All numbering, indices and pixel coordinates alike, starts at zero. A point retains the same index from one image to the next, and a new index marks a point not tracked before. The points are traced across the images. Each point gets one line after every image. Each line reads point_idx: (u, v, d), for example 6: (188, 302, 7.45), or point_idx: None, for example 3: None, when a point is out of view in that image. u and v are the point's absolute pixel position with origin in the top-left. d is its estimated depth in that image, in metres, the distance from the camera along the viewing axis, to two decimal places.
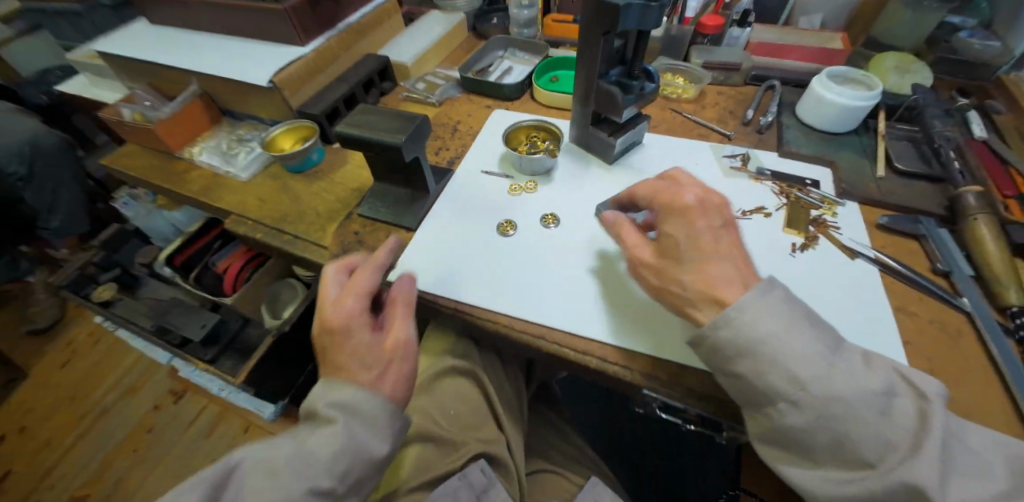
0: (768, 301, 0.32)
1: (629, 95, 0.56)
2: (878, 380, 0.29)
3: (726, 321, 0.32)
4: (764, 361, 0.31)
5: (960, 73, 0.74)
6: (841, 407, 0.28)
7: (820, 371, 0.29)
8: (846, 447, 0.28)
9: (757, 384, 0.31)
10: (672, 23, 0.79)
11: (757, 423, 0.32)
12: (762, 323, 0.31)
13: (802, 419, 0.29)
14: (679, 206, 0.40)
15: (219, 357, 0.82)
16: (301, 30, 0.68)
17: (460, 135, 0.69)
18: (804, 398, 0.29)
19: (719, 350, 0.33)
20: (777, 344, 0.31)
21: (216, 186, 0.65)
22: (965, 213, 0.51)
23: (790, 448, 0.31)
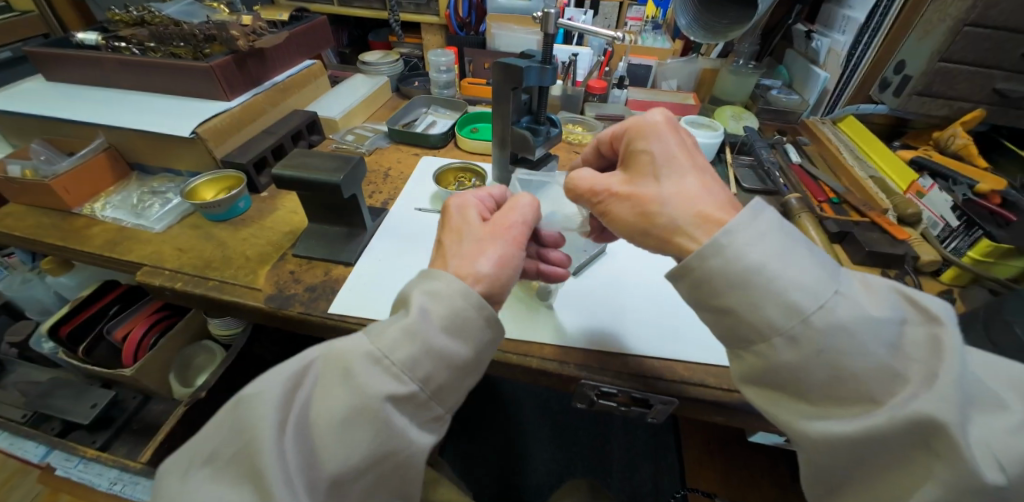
0: (761, 229, 0.31)
1: (539, 137, 0.66)
2: (884, 310, 0.28)
3: (716, 250, 0.31)
4: (759, 291, 0.29)
5: (777, 119, 0.99)
6: (844, 337, 0.27)
7: (822, 300, 0.28)
8: (846, 383, 0.27)
9: (752, 319, 0.30)
10: (567, 86, 0.97)
11: (745, 363, 0.32)
12: (753, 250, 0.30)
13: (799, 353, 0.28)
14: (652, 125, 0.41)
15: (112, 441, 0.72)
16: (225, 85, 0.71)
17: (392, 179, 0.75)
18: (801, 330, 0.28)
19: (708, 283, 0.32)
20: (773, 272, 0.29)
21: (121, 238, 0.62)
22: (793, 213, 0.68)
23: (786, 388, 0.30)
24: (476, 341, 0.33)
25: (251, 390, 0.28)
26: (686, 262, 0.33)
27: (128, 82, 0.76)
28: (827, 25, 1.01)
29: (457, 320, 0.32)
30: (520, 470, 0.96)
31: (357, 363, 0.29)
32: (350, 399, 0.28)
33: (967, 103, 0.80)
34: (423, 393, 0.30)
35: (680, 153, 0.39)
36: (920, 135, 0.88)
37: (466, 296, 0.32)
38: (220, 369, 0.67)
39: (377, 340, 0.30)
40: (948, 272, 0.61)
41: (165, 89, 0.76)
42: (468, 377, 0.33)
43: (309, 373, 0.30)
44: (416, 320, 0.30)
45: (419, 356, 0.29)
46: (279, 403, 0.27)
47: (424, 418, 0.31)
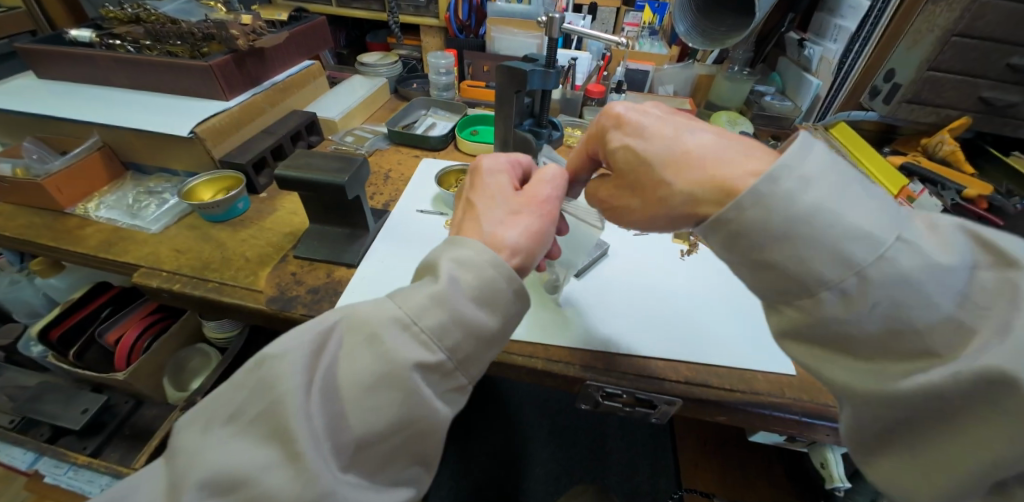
0: (813, 176, 0.27)
1: (541, 140, 0.67)
2: (950, 256, 0.25)
3: (755, 200, 0.28)
4: (811, 241, 0.26)
5: (771, 125, 1.02)
6: (908, 289, 0.25)
7: (879, 249, 0.25)
8: (903, 335, 0.25)
9: (800, 272, 0.27)
10: (566, 90, 0.98)
11: (785, 318, 0.30)
12: (807, 196, 0.27)
13: (854, 307, 0.26)
14: (614, 116, 0.38)
15: (103, 448, 0.70)
16: (224, 85, 0.70)
17: (393, 180, 0.74)
18: (856, 284, 0.25)
19: (748, 236, 0.29)
20: (828, 220, 0.26)
21: (117, 239, 0.61)
22: None
23: (832, 343, 0.28)
24: (505, 311, 0.32)
25: (274, 352, 0.28)
26: (716, 219, 0.30)
27: (123, 80, 0.75)
28: (818, 33, 1.03)
29: (488, 289, 0.31)
30: (518, 472, 0.96)
31: (384, 330, 0.28)
32: (383, 360, 0.27)
33: (954, 110, 0.83)
34: (450, 362, 0.29)
35: (661, 125, 0.36)
36: (908, 141, 0.92)
37: (494, 266, 0.31)
38: (217, 372, 0.66)
39: (404, 306, 0.29)
40: None
41: (161, 88, 0.74)
42: (492, 349, 0.32)
43: (331, 337, 0.29)
44: (445, 288, 0.29)
45: (447, 324, 0.29)
46: (302, 369, 0.27)
47: (448, 386, 0.30)
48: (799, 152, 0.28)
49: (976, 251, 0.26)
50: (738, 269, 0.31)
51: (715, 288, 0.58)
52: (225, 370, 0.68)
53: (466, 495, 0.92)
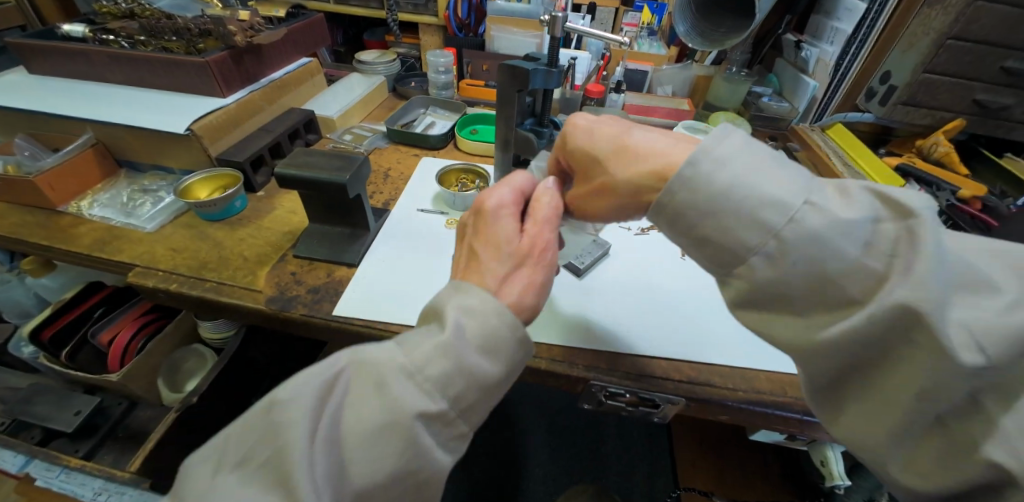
0: (725, 154, 0.29)
1: (542, 139, 0.66)
2: (856, 211, 0.26)
3: (683, 183, 0.30)
4: (729, 215, 0.28)
5: (768, 126, 1.02)
6: (818, 245, 0.25)
7: (792, 212, 0.26)
8: (826, 290, 0.26)
9: (727, 242, 0.28)
10: (566, 90, 0.98)
11: (732, 290, 0.30)
12: (721, 173, 0.28)
13: (777, 268, 0.27)
14: (570, 125, 0.42)
15: (97, 451, 0.68)
16: (221, 82, 0.70)
17: (393, 179, 0.74)
18: (777, 247, 0.26)
19: (682, 215, 0.31)
20: (743, 192, 0.28)
21: (111, 238, 0.60)
22: None
23: (773, 306, 0.29)
24: (509, 358, 0.31)
25: (281, 397, 0.27)
26: (656, 205, 0.32)
27: (116, 75, 0.74)
28: (815, 35, 1.04)
29: (492, 338, 0.30)
30: (515, 472, 0.96)
31: (391, 378, 0.27)
32: (388, 410, 0.27)
33: (949, 112, 0.85)
34: (452, 410, 0.29)
35: (602, 132, 0.39)
36: (903, 143, 0.92)
37: (500, 315, 0.31)
38: (214, 372, 0.65)
39: (411, 353, 0.29)
40: None
41: (156, 85, 0.73)
42: (494, 395, 0.31)
43: (340, 382, 0.28)
44: (452, 339, 0.29)
45: (451, 374, 0.28)
46: (309, 418, 0.26)
47: (450, 434, 0.29)
48: (719, 138, 0.30)
49: (879, 207, 0.26)
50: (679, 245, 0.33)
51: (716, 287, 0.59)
52: (222, 370, 0.67)
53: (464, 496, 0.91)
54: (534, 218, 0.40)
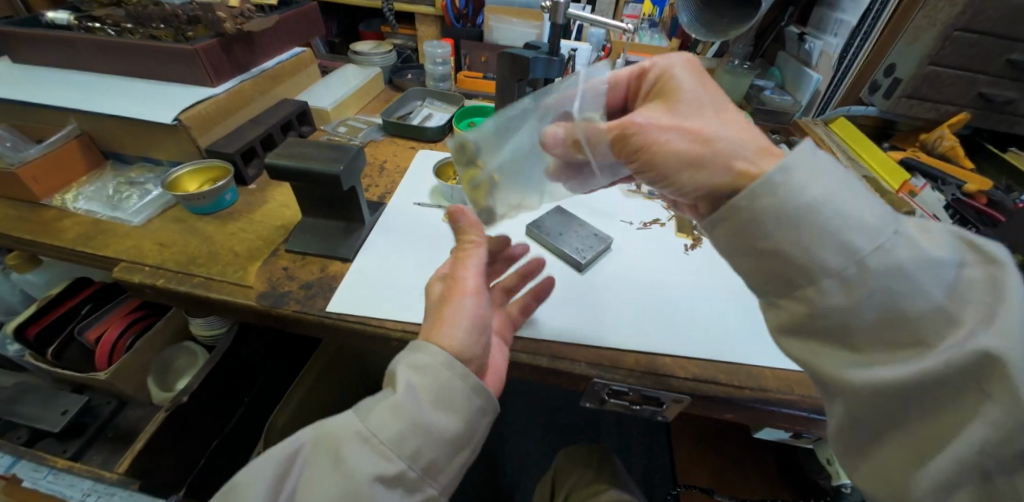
0: (815, 165, 0.28)
1: None
2: (943, 249, 0.25)
3: (767, 189, 0.28)
4: (812, 232, 0.26)
5: (770, 119, 1.01)
6: (901, 277, 0.24)
7: (878, 239, 0.25)
8: (897, 326, 0.25)
9: (798, 262, 0.27)
10: (565, 82, 0.96)
11: (787, 312, 0.29)
12: (810, 188, 0.27)
13: (850, 298, 0.26)
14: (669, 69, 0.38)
15: (85, 451, 0.66)
16: (211, 71, 0.67)
17: (389, 172, 0.72)
18: (856, 272, 0.25)
19: (754, 225, 0.29)
20: (833, 210, 0.26)
21: (96, 232, 0.57)
22: None
23: (830, 339, 0.28)
24: (466, 411, 0.31)
25: (240, 477, 0.29)
26: (726, 207, 0.30)
27: (102, 64, 0.71)
28: (818, 27, 1.03)
29: (445, 392, 0.31)
30: (514, 471, 0.94)
31: (346, 444, 0.28)
32: (341, 480, 0.27)
33: (952, 106, 0.83)
34: (414, 472, 0.29)
35: (708, 88, 0.36)
36: (906, 137, 0.91)
37: (449, 368, 0.32)
38: (205, 370, 0.63)
39: (365, 419, 0.29)
40: None
41: (143, 74, 0.71)
42: (458, 452, 0.31)
43: (298, 457, 0.29)
44: (403, 398, 0.29)
45: (406, 433, 0.28)
46: (266, 493, 0.28)
47: (417, 498, 0.29)
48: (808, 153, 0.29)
49: (958, 250, 0.26)
50: (735, 263, 0.32)
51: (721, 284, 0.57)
52: (213, 368, 0.65)
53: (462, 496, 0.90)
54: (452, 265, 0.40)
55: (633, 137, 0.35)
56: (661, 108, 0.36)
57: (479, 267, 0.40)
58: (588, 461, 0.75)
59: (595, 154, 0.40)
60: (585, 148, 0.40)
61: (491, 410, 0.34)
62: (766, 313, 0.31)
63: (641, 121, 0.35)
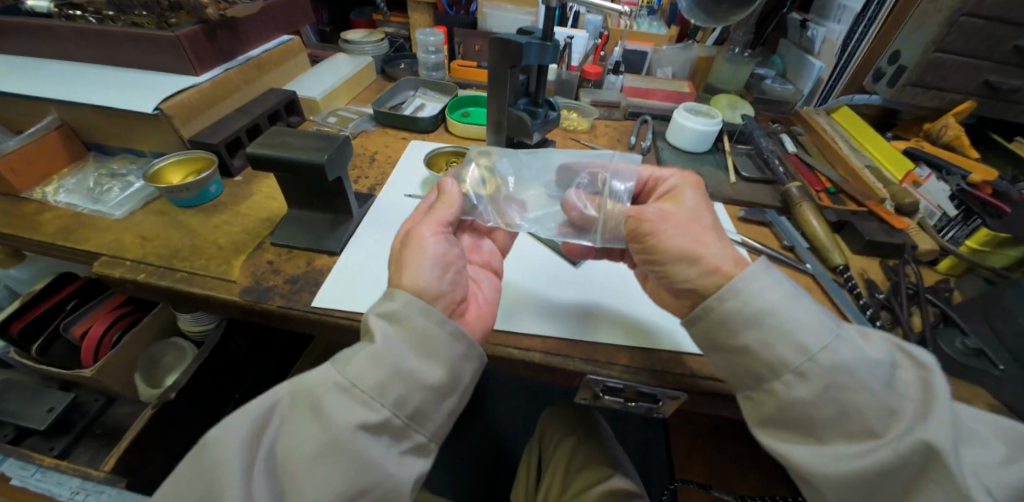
0: (769, 278, 0.35)
1: (537, 121, 0.63)
2: (879, 351, 0.31)
3: (732, 293, 0.35)
4: (772, 332, 0.33)
5: (771, 109, 0.99)
6: (847, 375, 0.30)
7: (826, 341, 0.31)
8: (853, 419, 0.30)
9: (765, 356, 0.33)
10: (561, 71, 0.94)
11: (761, 405, 0.34)
12: (767, 294, 0.34)
13: (810, 390, 0.31)
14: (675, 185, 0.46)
15: (72, 448, 0.66)
16: (194, 59, 0.65)
17: (379, 163, 0.70)
18: (811, 368, 0.31)
19: (724, 323, 0.35)
20: (785, 314, 0.33)
21: (76, 225, 0.56)
22: (794, 203, 0.66)
23: (797, 430, 0.32)
24: (448, 357, 0.33)
25: (214, 435, 0.27)
26: (701, 306, 0.37)
27: (82, 52, 0.69)
28: (821, 14, 1.00)
29: (424, 339, 0.33)
30: (510, 465, 0.93)
31: (326, 395, 0.29)
32: (325, 429, 0.28)
33: (957, 94, 0.81)
34: (399, 419, 0.30)
35: (706, 206, 0.44)
36: (910, 127, 0.89)
37: (425, 315, 0.33)
38: (193, 367, 0.62)
39: (343, 369, 0.30)
40: (945, 261, 0.62)
41: (125, 63, 0.68)
42: (444, 400, 0.33)
43: (274, 413, 0.29)
44: (381, 346, 0.31)
45: (387, 380, 0.30)
46: (243, 447, 0.27)
47: (406, 445, 0.31)
48: (767, 272, 0.35)
49: (895, 354, 0.32)
50: (712, 357, 0.37)
51: None
52: (202, 365, 0.63)
53: (458, 488, 0.89)
54: (432, 207, 0.44)
55: (642, 225, 0.42)
56: (668, 208, 0.43)
57: (444, 222, 0.42)
58: (571, 426, 0.74)
59: (603, 233, 0.46)
60: (600, 215, 0.46)
61: (475, 357, 0.36)
62: (742, 403, 0.36)
63: (650, 218, 0.41)
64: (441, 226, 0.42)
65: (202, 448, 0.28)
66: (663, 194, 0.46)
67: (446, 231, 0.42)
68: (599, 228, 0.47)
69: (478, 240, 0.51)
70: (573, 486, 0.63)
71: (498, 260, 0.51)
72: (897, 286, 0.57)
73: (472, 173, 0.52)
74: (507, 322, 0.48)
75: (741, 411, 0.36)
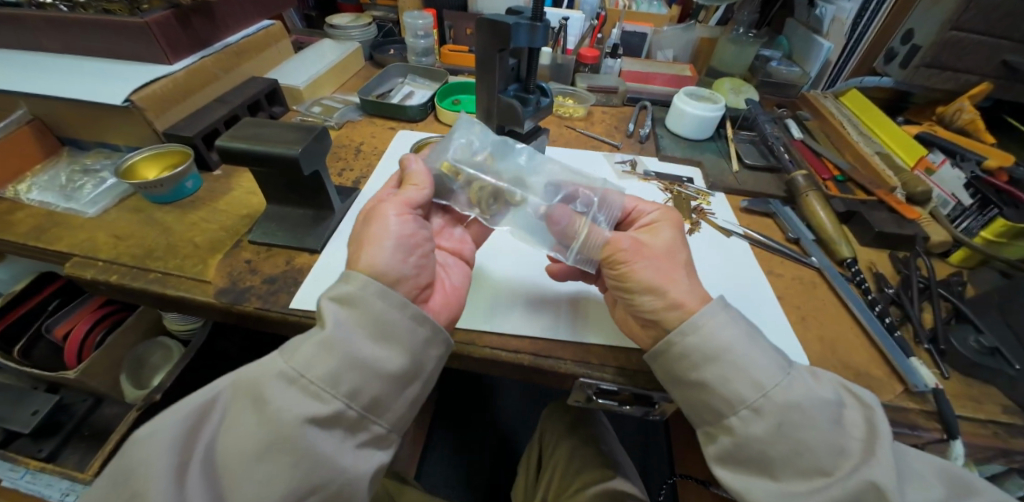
0: (727, 316, 0.35)
1: (528, 108, 0.59)
2: (828, 391, 0.33)
3: (693, 328, 0.35)
4: (729, 367, 0.33)
5: (777, 93, 0.95)
6: (799, 414, 0.31)
7: (780, 379, 0.32)
8: (804, 457, 0.30)
9: (720, 392, 0.33)
10: (557, 54, 0.89)
11: (718, 444, 0.34)
12: (724, 331, 0.34)
13: (765, 426, 0.31)
14: (657, 218, 0.44)
15: (60, 450, 0.65)
16: (166, 47, 0.62)
17: (365, 155, 0.67)
18: (766, 405, 0.32)
19: (684, 358, 0.35)
20: (740, 351, 0.33)
21: (49, 224, 0.53)
22: (799, 192, 0.63)
23: (753, 467, 0.32)
24: (409, 344, 0.33)
25: (142, 433, 0.28)
26: (663, 341, 0.36)
27: (50, 41, 0.66)
28: None
29: (380, 324, 0.32)
30: (510, 460, 0.92)
31: (270, 387, 0.28)
32: (269, 422, 0.27)
33: (972, 76, 0.76)
34: (353, 410, 0.30)
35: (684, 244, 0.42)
36: (922, 110, 0.85)
37: (382, 298, 0.32)
38: (177, 368, 0.60)
39: (290, 360, 0.29)
40: (958, 253, 0.60)
41: (95, 52, 0.65)
42: (404, 388, 0.33)
43: (216, 408, 0.29)
44: (332, 332, 0.30)
45: (339, 370, 0.29)
46: (173, 449, 0.27)
47: (363, 438, 0.31)
48: (728, 313, 0.35)
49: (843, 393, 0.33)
50: (672, 391, 0.37)
51: (720, 274, 0.54)
52: (188, 365, 0.62)
53: (456, 481, 0.88)
54: (404, 182, 0.42)
55: (616, 253, 0.40)
56: (645, 238, 0.41)
57: (414, 204, 0.40)
58: (570, 423, 0.73)
59: (580, 251, 0.43)
60: (580, 234, 0.43)
61: (440, 342, 0.35)
62: (701, 439, 0.36)
63: (625, 248, 0.40)
64: (411, 207, 0.40)
65: (134, 445, 0.28)
66: (642, 225, 0.45)
67: (414, 213, 0.40)
68: (575, 247, 0.44)
69: (451, 227, 0.49)
70: (572, 486, 0.63)
71: (470, 249, 0.48)
72: (907, 280, 0.54)
73: (454, 151, 0.47)
74: (494, 320, 0.46)
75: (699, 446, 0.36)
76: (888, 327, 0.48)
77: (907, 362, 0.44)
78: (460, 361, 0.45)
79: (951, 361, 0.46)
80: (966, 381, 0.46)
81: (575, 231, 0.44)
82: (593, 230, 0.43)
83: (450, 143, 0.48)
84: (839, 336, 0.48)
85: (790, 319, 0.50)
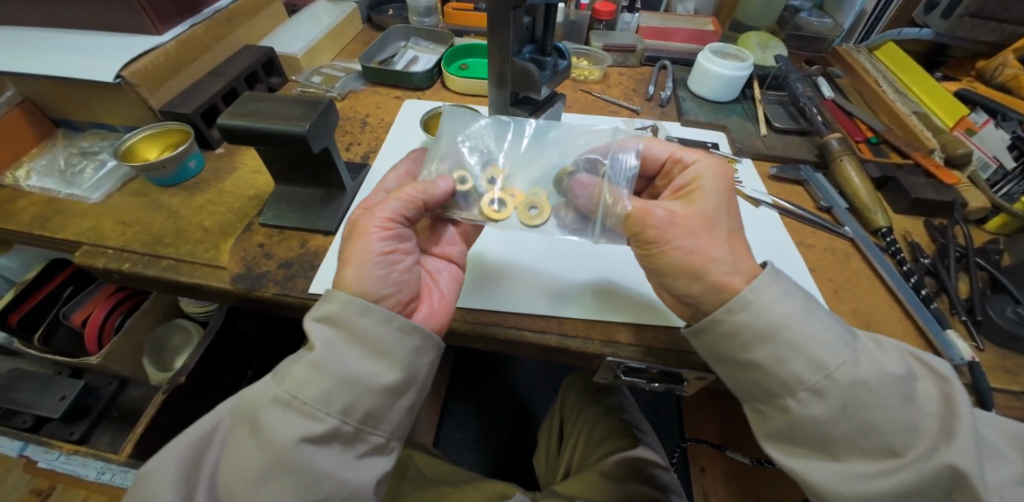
0: (780, 288, 0.33)
1: (544, 72, 0.55)
2: (898, 364, 0.31)
3: (743, 305, 0.32)
4: (785, 346, 0.31)
5: (806, 47, 0.88)
6: (867, 395, 0.29)
7: (845, 356, 0.30)
8: (871, 437, 0.29)
9: (777, 373, 0.31)
10: (570, 10, 0.83)
11: (770, 421, 0.33)
12: (778, 305, 0.32)
13: (825, 408, 0.30)
14: (697, 182, 0.39)
15: (92, 432, 0.69)
16: (153, 15, 0.57)
17: (371, 127, 0.64)
18: (828, 385, 0.30)
19: (734, 338, 0.33)
20: (796, 325, 0.31)
21: (53, 212, 0.51)
22: (833, 157, 0.60)
23: (812, 446, 0.31)
24: (398, 357, 0.32)
25: (150, 469, 0.29)
26: (708, 318, 0.34)
27: (25, 13, 0.60)
28: None
29: (368, 340, 0.31)
30: (528, 431, 0.94)
31: (265, 414, 0.28)
32: (266, 449, 0.27)
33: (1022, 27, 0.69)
34: (348, 425, 0.29)
35: (729, 209, 0.38)
36: (962, 65, 0.77)
37: (366, 313, 0.31)
38: (199, 350, 0.62)
39: (282, 383, 0.29)
40: (995, 219, 0.56)
41: (74, 23, 0.60)
42: (401, 398, 0.32)
43: (219, 434, 0.30)
44: (321, 353, 0.29)
45: (332, 389, 0.28)
46: (179, 482, 0.28)
47: (363, 448, 0.30)
48: (780, 293, 0.33)
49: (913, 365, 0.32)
50: (716, 368, 0.36)
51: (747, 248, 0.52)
52: (208, 348, 0.64)
53: (473, 446, 0.91)
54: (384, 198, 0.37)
55: (645, 231, 0.37)
56: (680, 208, 0.37)
57: (394, 216, 0.36)
58: (592, 396, 0.74)
59: (603, 227, 0.41)
60: (598, 209, 0.40)
61: (431, 347, 0.34)
62: (751, 416, 0.35)
63: (657, 217, 0.36)
64: (390, 220, 0.36)
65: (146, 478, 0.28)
66: (682, 185, 0.41)
67: (394, 228, 0.36)
68: (600, 222, 0.41)
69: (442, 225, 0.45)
70: (594, 455, 0.64)
71: (459, 251, 0.45)
72: (944, 248, 0.52)
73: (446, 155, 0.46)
74: (511, 303, 0.45)
75: (749, 425, 0.35)
76: (923, 300, 0.46)
77: (944, 335, 0.43)
78: (483, 343, 0.44)
79: (988, 333, 0.45)
80: (1001, 353, 0.44)
81: (597, 203, 0.41)
82: (614, 198, 0.39)
83: (441, 139, 0.47)
84: (874, 310, 0.47)
85: (824, 293, 0.48)
